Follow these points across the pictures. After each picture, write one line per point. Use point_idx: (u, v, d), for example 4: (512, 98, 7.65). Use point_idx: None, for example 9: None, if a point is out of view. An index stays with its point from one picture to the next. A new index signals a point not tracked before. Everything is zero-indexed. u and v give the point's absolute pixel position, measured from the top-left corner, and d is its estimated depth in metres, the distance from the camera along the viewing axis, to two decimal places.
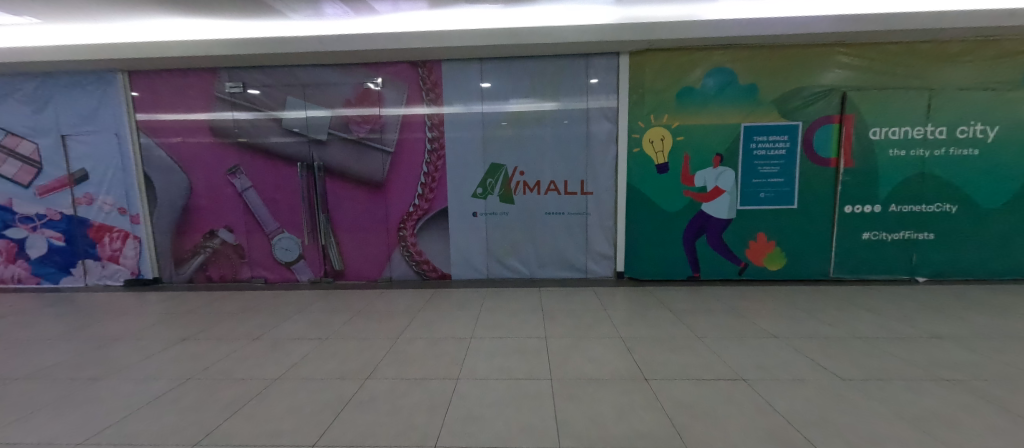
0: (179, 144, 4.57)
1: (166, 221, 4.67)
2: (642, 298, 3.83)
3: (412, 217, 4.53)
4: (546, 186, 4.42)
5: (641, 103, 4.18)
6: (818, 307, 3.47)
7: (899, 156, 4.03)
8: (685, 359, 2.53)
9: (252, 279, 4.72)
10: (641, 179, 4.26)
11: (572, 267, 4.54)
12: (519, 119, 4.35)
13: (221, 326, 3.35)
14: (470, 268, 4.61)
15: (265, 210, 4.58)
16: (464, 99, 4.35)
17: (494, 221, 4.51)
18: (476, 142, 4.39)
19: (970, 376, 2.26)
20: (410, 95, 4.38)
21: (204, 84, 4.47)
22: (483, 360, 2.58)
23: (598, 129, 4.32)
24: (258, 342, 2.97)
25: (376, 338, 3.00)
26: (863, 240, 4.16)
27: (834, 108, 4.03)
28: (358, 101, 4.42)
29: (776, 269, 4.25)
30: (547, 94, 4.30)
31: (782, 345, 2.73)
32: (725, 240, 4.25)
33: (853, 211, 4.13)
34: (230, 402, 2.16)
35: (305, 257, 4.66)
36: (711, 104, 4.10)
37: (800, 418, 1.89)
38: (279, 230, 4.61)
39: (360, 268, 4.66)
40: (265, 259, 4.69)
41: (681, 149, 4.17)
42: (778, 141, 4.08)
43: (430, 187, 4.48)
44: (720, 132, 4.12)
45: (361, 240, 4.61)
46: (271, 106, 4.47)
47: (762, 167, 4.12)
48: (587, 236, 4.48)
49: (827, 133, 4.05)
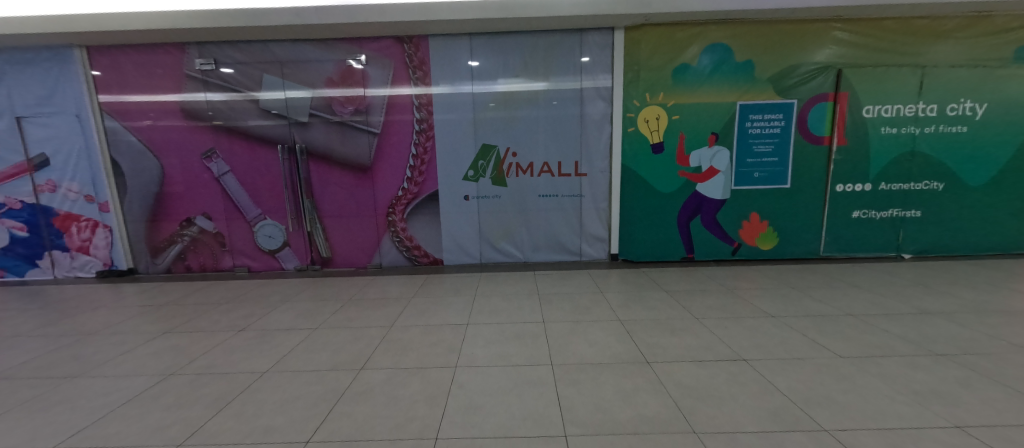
0: (149, 127, 4.28)
1: (139, 209, 4.41)
2: (637, 280, 3.81)
3: (401, 201, 4.38)
4: (539, 168, 4.31)
5: (637, 81, 4.06)
6: (809, 285, 3.51)
7: (890, 134, 4.04)
8: (685, 341, 2.51)
9: (235, 269, 4.53)
10: (635, 160, 4.18)
11: (566, 249, 4.49)
12: (510, 100, 4.19)
13: (204, 317, 3.19)
14: (462, 253, 4.51)
15: (245, 196, 4.36)
16: (453, 78, 4.16)
17: (487, 204, 4.39)
18: (467, 123, 4.23)
19: (963, 350, 2.30)
20: (396, 73, 4.17)
21: (172, 62, 4.16)
22: (481, 346, 2.52)
23: (593, 109, 4.20)
24: (244, 333, 2.85)
25: (369, 326, 2.90)
26: (853, 219, 4.20)
27: (830, 85, 3.99)
28: (341, 80, 4.19)
29: (769, 249, 4.28)
30: (540, 73, 4.14)
31: (779, 324, 2.73)
32: (719, 221, 4.24)
33: (844, 190, 4.15)
34: (217, 398, 2.05)
35: (291, 244, 4.48)
36: (707, 82, 4.02)
37: (804, 397, 1.89)
38: (261, 217, 4.41)
39: (349, 255, 4.51)
40: (247, 248, 4.49)
41: (676, 129, 4.10)
42: (773, 119, 4.04)
43: (419, 171, 4.32)
44: (715, 111, 4.05)
45: (348, 225, 4.45)
46: (247, 85, 4.20)
47: (756, 147, 4.08)
48: (580, 218, 4.41)
49: (821, 111, 4.02)
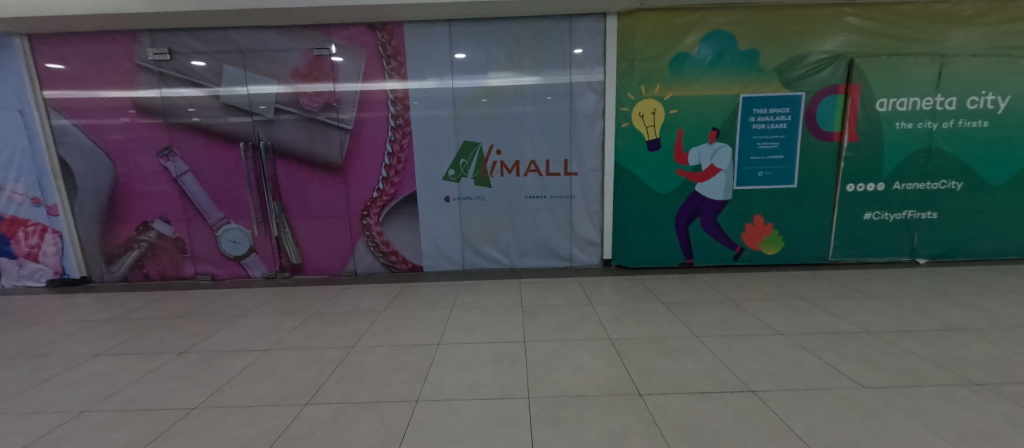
0: (99, 122, 3.93)
1: (91, 212, 4.07)
2: (631, 289, 3.49)
3: (376, 204, 4.04)
4: (526, 167, 3.98)
5: (631, 72, 3.73)
6: (819, 295, 3.20)
7: (905, 130, 3.73)
8: (684, 365, 2.19)
9: (197, 277, 4.18)
10: (629, 158, 3.86)
11: (556, 255, 4.16)
12: (494, 93, 3.86)
13: (147, 335, 2.86)
14: (444, 259, 4.18)
15: (206, 198, 4.01)
16: (431, 69, 3.82)
17: (469, 206, 4.06)
18: (447, 119, 3.90)
19: (1003, 378, 1.99)
20: (370, 64, 3.82)
21: (124, 51, 3.80)
22: (451, 373, 2.20)
23: (584, 104, 3.87)
24: (185, 356, 2.50)
25: (328, 347, 2.56)
26: (865, 221, 3.89)
27: (840, 76, 3.67)
28: (309, 72, 3.83)
29: (773, 254, 3.96)
30: (526, 65, 3.81)
31: (789, 344, 2.42)
32: (720, 224, 3.92)
33: (855, 190, 3.83)
34: (127, 443, 1.72)
35: (257, 250, 4.13)
36: (707, 74, 3.69)
37: (828, 444, 1.57)
38: (225, 221, 4.06)
39: (321, 261, 4.17)
40: (210, 254, 4.14)
41: (674, 124, 3.76)
42: (779, 114, 3.71)
43: (395, 170, 3.98)
44: (716, 105, 3.72)
45: (319, 229, 4.11)
46: (206, 77, 3.85)
47: (761, 143, 3.76)
48: (571, 221, 4.08)
49: (831, 104, 3.70)
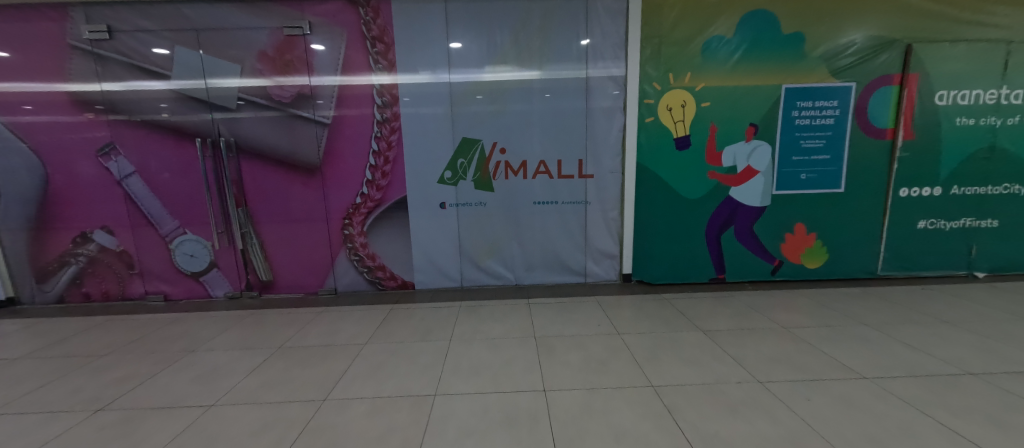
0: (24, 115, 3.28)
1: (17, 221, 3.41)
2: (660, 311, 2.97)
3: (359, 210, 3.47)
4: (534, 168, 3.43)
5: (656, 58, 3.22)
6: (886, 320, 2.70)
7: (966, 126, 3.27)
8: (760, 428, 1.67)
9: (148, 296, 3.55)
10: (654, 158, 3.35)
11: (568, 269, 3.63)
12: (497, 86, 3.31)
13: (62, 382, 2.24)
14: (439, 274, 3.62)
15: (158, 204, 3.40)
16: (423, 54, 3.26)
17: (468, 213, 3.51)
18: (442, 112, 3.34)
19: None
20: (351, 47, 3.24)
21: (54, 30, 3.17)
22: (453, 442, 1.65)
23: (601, 96, 3.34)
24: (101, 416, 1.90)
25: (291, 400, 1.98)
26: (918, 230, 3.42)
27: (895, 64, 3.21)
28: (279, 55, 3.24)
29: (816, 267, 3.49)
30: (535, 51, 3.27)
31: (881, 391, 1.91)
32: (757, 233, 3.42)
33: (909, 195, 3.36)
34: None
35: (219, 264, 3.53)
36: (745, 60, 3.19)
37: None
38: (180, 231, 3.45)
39: (295, 277, 3.58)
40: (163, 270, 3.52)
41: (706, 118, 3.26)
42: (825, 107, 3.23)
43: (382, 171, 3.41)
44: (755, 97, 3.23)
45: (293, 240, 3.51)
46: (154, 60, 3.23)
47: (804, 142, 3.28)
48: (585, 230, 3.56)
49: (884, 96, 3.24)
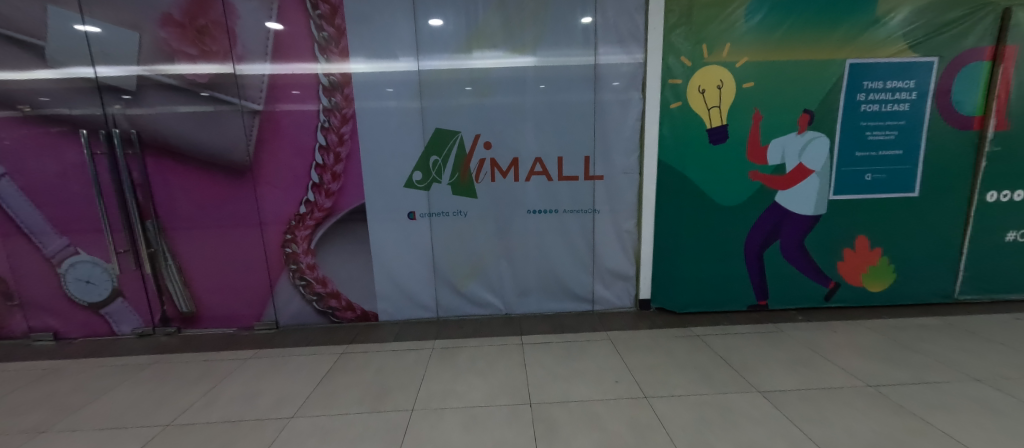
0: None
1: None
2: (694, 357, 2.26)
3: (304, 222, 2.71)
4: (527, 169, 2.70)
5: (685, 26, 2.49)
6: (997, 371, 2.02)
7: None
8: None
9: (34, 334, 2.77)
10: (680, 155, 2.63)
11: (570, 294, 2.91)
12: (477, 70, 2.56)
13: None
14: (409, 302, 2.88)
15: (38, 216, 2.61)
16: (381, 24, 2.49)
17: (444, 225, 2.76)
18: (408, 97, 2.58)
19: None
20: (287, 12, 2.47)
21: None
22: None
23: (613, 76, 2.59)
24: None
25: None
26: (1006, 243, 2.75)
27: (988, 34, 2.50)
28: (192, 21, 2.46)
29: (878, 291, 2.80)
30: (526, 20, 2.51)
31: None
32: (808, 249, 2.73)
33: (998, 200, 2.68)
34: None
35: (126, 293, 2.76)
36: (798, 27, 2.47)
37: None
38: (69, 251, 2.67)
39: (224, 307, 2.81)
40: (51, 300, 2.73)
41: (747, 103, 2.55)
42: (899, 89, 2.53)
43: (332, 173, 2.65)
44: (810, 76, 2.52)
45: (219, 260, 2.75)
46: (20, 24, 2.42)
47: (870, 134, 2.58)
48: (592, 246, 2.83)
49: (973, 75, 2.54)
